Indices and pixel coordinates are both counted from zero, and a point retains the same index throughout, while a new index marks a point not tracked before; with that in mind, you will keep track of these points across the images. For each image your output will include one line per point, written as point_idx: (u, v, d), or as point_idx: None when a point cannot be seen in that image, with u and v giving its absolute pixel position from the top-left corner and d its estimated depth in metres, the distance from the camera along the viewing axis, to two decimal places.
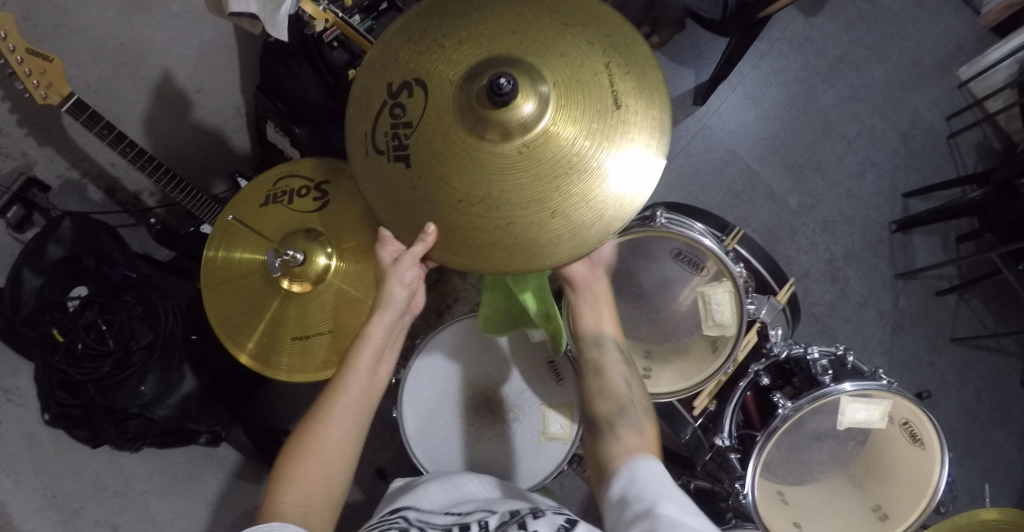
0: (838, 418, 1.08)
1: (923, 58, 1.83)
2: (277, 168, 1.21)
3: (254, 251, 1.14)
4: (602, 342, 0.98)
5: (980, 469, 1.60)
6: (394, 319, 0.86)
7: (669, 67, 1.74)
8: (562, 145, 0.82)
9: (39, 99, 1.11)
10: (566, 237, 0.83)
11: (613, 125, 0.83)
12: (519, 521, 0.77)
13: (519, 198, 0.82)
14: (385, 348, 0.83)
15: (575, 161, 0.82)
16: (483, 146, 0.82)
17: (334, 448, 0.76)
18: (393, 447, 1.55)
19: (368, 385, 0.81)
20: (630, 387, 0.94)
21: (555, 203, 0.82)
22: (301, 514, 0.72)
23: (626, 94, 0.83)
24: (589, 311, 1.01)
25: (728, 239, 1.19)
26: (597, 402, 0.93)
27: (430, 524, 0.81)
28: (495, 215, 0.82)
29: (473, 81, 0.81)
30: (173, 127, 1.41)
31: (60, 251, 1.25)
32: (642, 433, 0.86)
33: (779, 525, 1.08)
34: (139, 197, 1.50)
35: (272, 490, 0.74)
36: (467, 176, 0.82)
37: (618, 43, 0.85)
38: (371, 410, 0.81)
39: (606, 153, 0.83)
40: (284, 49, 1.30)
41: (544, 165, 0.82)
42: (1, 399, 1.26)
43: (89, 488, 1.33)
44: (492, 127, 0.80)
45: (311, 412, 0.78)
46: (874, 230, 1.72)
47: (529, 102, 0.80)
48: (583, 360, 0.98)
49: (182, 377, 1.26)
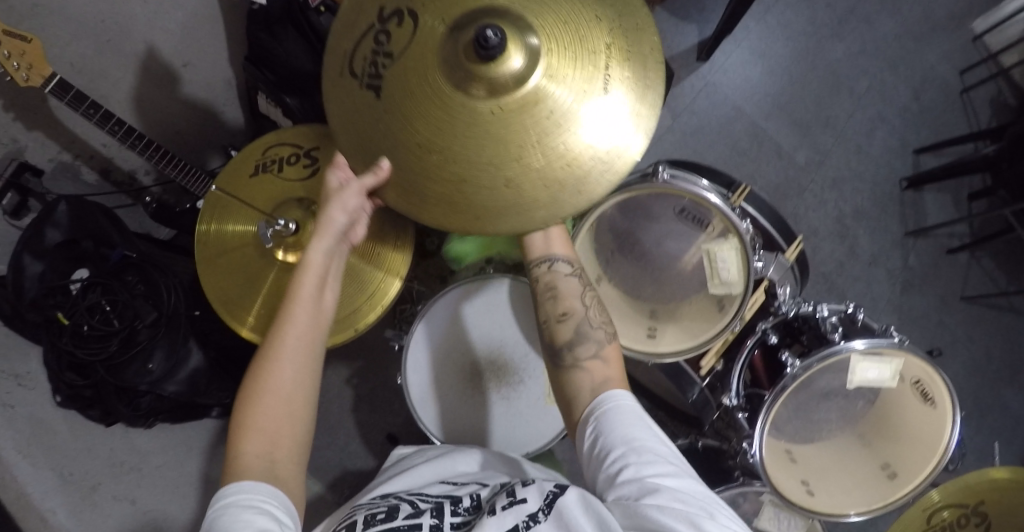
0: (848, 376, 1.06)
1: (936, 9, 1.77)
2: (267, 137, 1.18)
3: (246, 223, 1.13)
4: (554, 261, 0.94)
5: (988, 426, 1.59)
6: (332, 243, 0.85)
7: (671, 22, 1.69)
8: (537, 113, 0.79)
9: (21, 81, 1.07)
10: (515, 209, 0.81)
11: (593, 108, 0.80)
12: (507, 490, 0.79)
13: (485, 158, 0.80)
14: (326, 277, 0.83)
15: (542, 135, 0.80)
16: (456, 97, 0.79)
17: (290, 384, 0.76)
18: (401, 416, 1.55)
19: (312, 316, 0.80)
20: (585, 304, 0.92)
21: (510, 172, 0.80)
22: (267, 465, 0.73)
23: (619, 71, 0.81)
24: (540, 232, 0.95)
25: (734, 196, 1.15)
26: (555, 326, 0.90)
27: (421, 497, 0.82)
28: (461, 175, 0.80)
29: (462, 28, 0.78)
30: (163, 103, 1.38)
31: (58, 235, 1.23)
32: (604, 358, 0.87)
33: (788, 485, 1.08)
34: (135, 177, 1.47)
35: (235, 439, 0.74)
36: (439, 128, 0.80)
37: (620, 20, 0.82)
38: (320, 338, 0.81)
39: (577, 133, 0.80)
40: (269, 17, 1.25)
41: (518, 129, 0.79)
42: (11, 383, 1.24)
43: (104, 465, 1.31)
44: (473, 81, 0.77)
45: (260, 354, 0.77)
46: (884, 187, 1.68)
47: (516, 58, 0.77)
48: (537, 282, 0.93)
49: (189, 351, 1.27)
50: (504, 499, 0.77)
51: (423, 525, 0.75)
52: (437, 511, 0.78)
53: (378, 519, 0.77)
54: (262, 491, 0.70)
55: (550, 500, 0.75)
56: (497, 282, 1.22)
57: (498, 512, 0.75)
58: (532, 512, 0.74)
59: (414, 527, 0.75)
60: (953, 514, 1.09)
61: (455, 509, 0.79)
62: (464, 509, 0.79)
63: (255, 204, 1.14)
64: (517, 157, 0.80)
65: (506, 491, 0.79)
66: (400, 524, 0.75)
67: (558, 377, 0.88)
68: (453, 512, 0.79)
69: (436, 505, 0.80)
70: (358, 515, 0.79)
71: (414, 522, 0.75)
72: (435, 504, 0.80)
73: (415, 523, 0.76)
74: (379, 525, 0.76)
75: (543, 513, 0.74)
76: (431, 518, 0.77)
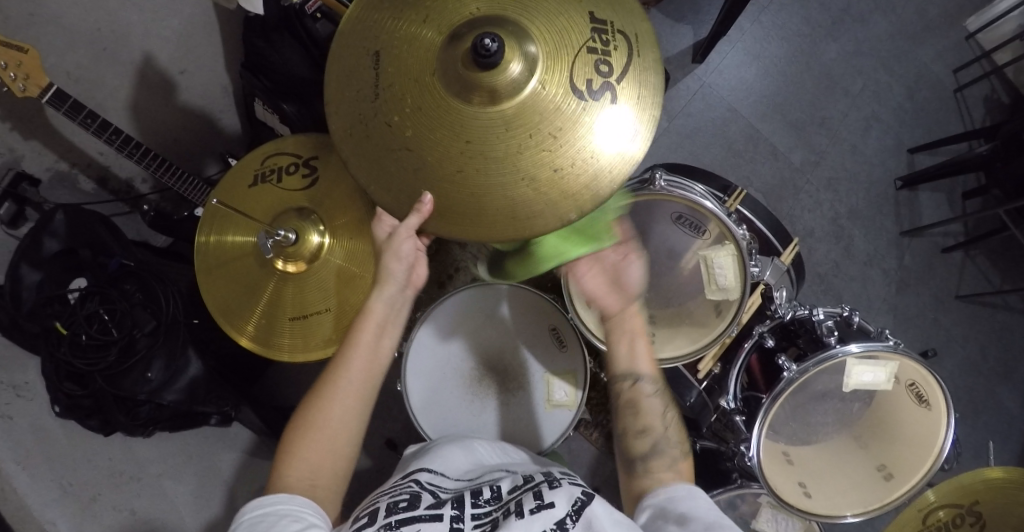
0: (843, 380, 1.07)
1: (930, 9, 1.77)
2: (264, 146, 1.18)
3: (245, 233, 1.12)
4: (637, 376, 0.90)
5: (983, 424, 1.61)
6: (394, 293, 0.84)
7: (666, 25, 1.69)
8: (468, 137, 0.79)
9: (18, 92, 1.08)
10: (393, 183, 0.81)
11: (511, 168, 0.79)
12: (534, 490, 0.74)
13: (436, 159, 0.80)
14: (385, 324, 0.83)
15: (456, 156, 0.79)
16: (426, 78, 0.79)
17: (335, 429, 0.77)
18: (401, 420, 1.56)
19: (368, 364, 0.80)
20: (665, 423, 0.90)
21: (407, 160, 0.80)
22: (308, 487, 0.74)
23: (536, 171, 0.79)
24: (625, 345, 0.91)
25: (731, 200, 1.18)
26: (631, 439, 0.88)
27: (442, 489, 0.79)
28: (412, 161, 0.80)
29: (498, 24, 0.78)
30: (159, 110, 1.38)
31: (56, 245, 1.24)
32: (679, 471, 0.84)
33: (785, 486, 1.09)
34: (132, 185, 1.46)
35: (277, 468, 0.75)
36: (411, 115, 0.80)
37: (562, 175, 0.79)
38: (374, 384, 0.81)
39: (488, 173, 0.79)
40: (264, 23, 1.24)
41: (401, 121, 0.80)
42: (10, 395, 1.24)
43: (103, 474, 1.33)
44: (451, 76, 0.78)
45: (314, 392, 0.79)
46: (879, 187, 1.69)
47: (514, 74, 0.77)
48: (618, 398, 0.90)
49: (187, 361, 1.26)
50: (530, 501, 0.72)
51: (443, 516, 0.72)
52: (457, 503, 0.75)
53: (401, 507, 0.73)
54: (298, 503, 0.72)
55: (578, 507, 0.71)
56: (496, 287, 1.22)
57: (524, 515, 0.69)
58: (560, 518, 0.69)
59: (435, 517, 0.72)
60: (948, 513, 1.11)
61: (478, 501, 0.76)
62: (486, 500, 0.76)
63: (254, 216, 1.13)
64: (436, 161, 0.79)
65: (532, 493, 0.74)
66: (422, 514, 0.72)
67: (628, 487, 0.85)
68: (476, 504, 0.75)
69: (457, 495, 0.77)
70: (381, 502, 0.75)
71: (436, 512, 0.72)
72: (456, 496, 0.77)
73: (436, 513, 0.72)
74: (401, 513, 0.72)
75: (571, 519, 0.70)
76: (452, 509, 0.74)
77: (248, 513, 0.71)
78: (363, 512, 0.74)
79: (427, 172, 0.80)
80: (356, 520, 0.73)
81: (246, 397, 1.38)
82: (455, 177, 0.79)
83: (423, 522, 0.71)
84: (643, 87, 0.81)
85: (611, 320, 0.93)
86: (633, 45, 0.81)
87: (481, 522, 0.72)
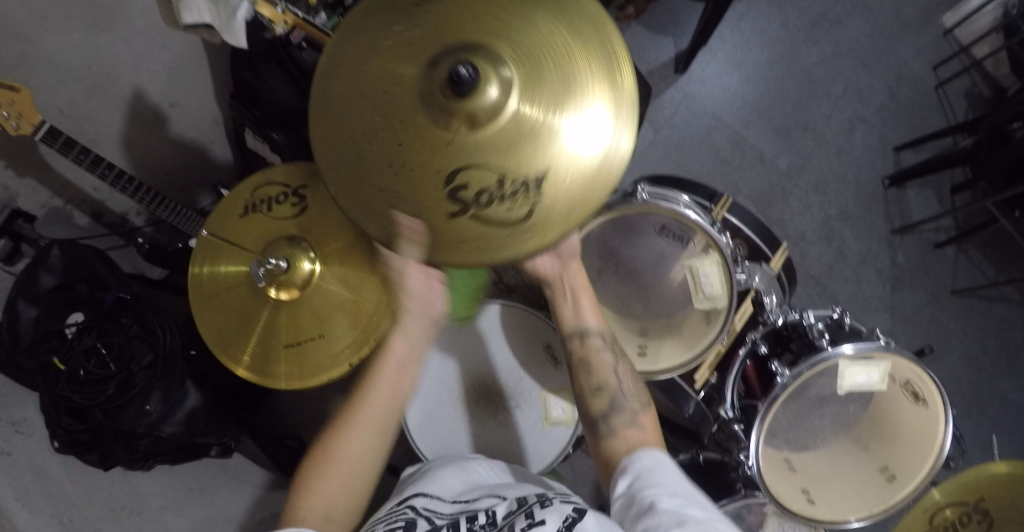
0: (838, 382, 1.06)
1: (906, 8, 1.80)
2: (253, 177, 1.19)
3: (238, 263, 1.13)
4: (588, 335, 0.94)
5: (987, 419, 1.60)
6: (411, 331, 0.89)
7: (646, 37, 1.71)
8: (411, 165, 0.75)
9: (11, 131, 1.10)
10: (328, 182, 0.77)
11: (441, 206, 0.75)
12: (525, 511, 0.74)
13: (375, 175, 0.76)
14: (405, 362, 0.87)
15: (392, 179, 0.75)
16: (394, 94, 0.75)
17: (354, 460, 0.81)
18: (402, 442, 1.56)
19: (388, 399, 0.85)
20: (620, 378, 0.92)
21: (348, 166, 0.76)
22: (321, 518, 0.76)
23: (470, 217, 0.75)
24: (569, 303, 0.95)
25: (717, 208, 1.19)
26: (590, 397, 0.91)
27: (437, 514, 0.79)
28: (354, 167, 0.76)
29: (481, 53, 0.74)
30: (150, 143, 1.40)
31: (52, 280, 1.24)
32: (641, 424, 0.86)
33: (787, 494, 1.08)
34: (127, 218, 1.49)
35: (296, 499, 0.78)
36: (365, 124, 0.76)
37: (398, 210, 0.75)
38: (394, 418, 0.85)
39: (419, 205, 0.75)
40: (250, 55, 1.27)
41: (354, 127, 0.76)
42: (9, 431, 1.25)
43: (106, 509, 1.32)
44: (421, 102, 0.74)
45: (333, 425, 0.83)
46: (868, 186, 1.70)
47: (481, 104, 0.73)
48: (570, 356, 0.94)
49: (186, 391, 1.27)
50: (522, 521, 0.72)
51: None
52: (454, 529, 0.76)
53: None
54: None
55: (569, 523, 0.71)
56: (488, 307, 1.23)
57: None
58: None
59: None
60: (955, 512, 1.11)
61: (472, 527, 0.76)
62: (482, 526, 0.76)
63: (246, 246, 1.14)
64: (373, 176, 0.76)
65: (524, 513, 0.74)
66: None
67: (593, 443, 0.88)
68: (472, 530, 0.75)
69: (453, 522, 0.78)
70: None
71: None
72: (451, 522, 0.77)
73: None
74: None
75: None
76: None
77: None
78: None
79: (361, 186, 0.76)
80: None
81: (246, 427, 1.39)
82: (388, 199, 0.75)
83: None
84: (593, 176, 0.76)
85: (553, 288, 0.96)
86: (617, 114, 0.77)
87: None
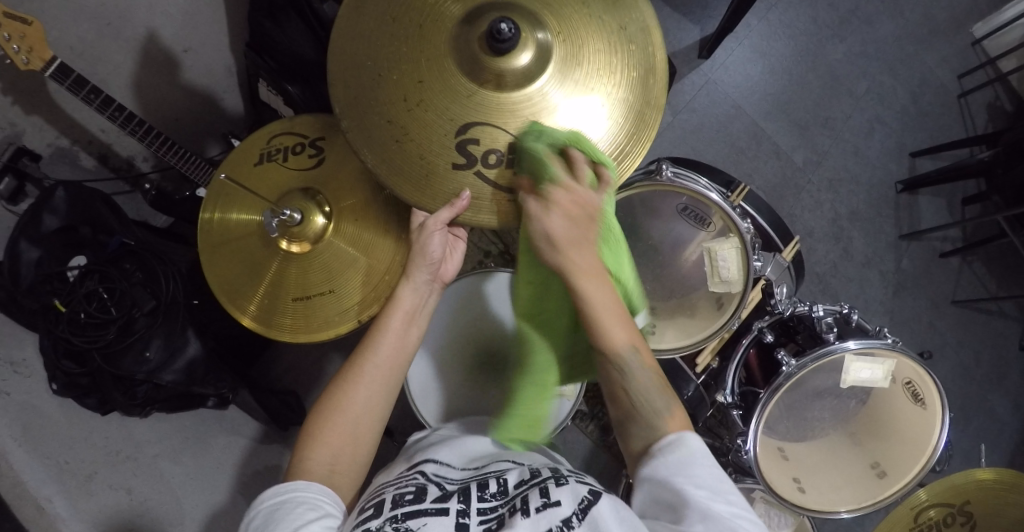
0: (841, 376, 1.09)
1: (937, 14, 1.77)
2: (272, 125, 1.17)
3: (252, 212, 1.12)
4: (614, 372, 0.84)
5: (974, 428, 1.63)
6: (421, 282, 0.90)
7: (674, 20, 1.68)
8: (451, 118, 0.86)
9: (21, 65, 1.08)
10: (371, 134, 0.86)
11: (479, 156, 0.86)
12: (540, 486, 0.74)
13: (417, 126, 0.86)
14: (413, 314, 0.87)
15: (434, 130, 0.86)
16: (434, 51, 0.85)
17: (359, 409, 0.81)
18: (399, 408, 1.56)
19: (398, 350, 0.85)
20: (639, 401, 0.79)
21: (390, 118, 0.86)
22: (328, 472, 0.78)
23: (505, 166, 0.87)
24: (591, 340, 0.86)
25: (734, 194, 1.18)
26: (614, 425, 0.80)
27: (448, 481, 0.80)
28: (396, 118, 0.86)
29: (514, 13, 0.85)
30: (163, 89, 1.37)
31: (56, 221, 1.23)
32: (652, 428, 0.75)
33: (779, 480, 1.10)
34: (133, 163, 1.44)
35: (300, 450, 0.79)
36: (406, 78, 0.85)
37: (406, 141, 0.86)
38: (401, 370, 0.85)
39: (459, 155, 0.86)
40: (272, 4, 1.25)
41: (397, 81, 0.85)
42: (7, 371, 1.24)
43: (100, 454, 1.31)
44: (461, 58, 0.85)
45: (342, 374, 0.83)
46: (880, 190, 1.70)
47: (513, 65, 0.84)
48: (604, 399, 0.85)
49: (186, 340, 1.25)
50: (537, 498, 0.72)
51: (450, 510, 0.73)
52: (464, 496, 0.75)
53: (407, 500, 0.74)
54: (315, 491, 0.75)
55: (586, 506, 0.71)
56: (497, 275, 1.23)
57: (531, 515, 0.70)
58: (566, 517, 0.70)
59: (442, 511, 0.73)
60: (939, 512, 1.12)
61: (484, 495, 0.76)
62: (493, 494, 0.76)
63: (259, 194, 1.13)
64: (415, 127, 0.86)
65: (540, 489, 0.74)
66: (429, 508, 0.73)
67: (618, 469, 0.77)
68: (482, 497, 0.75)
69: (463, 488, 0.78)
70: (387, 494, 0.76)
71: (443, 506, 0.73)
72: (462, 488, 0.77)
73: (443, 507, 0.73)
74: (407, 506, 0.73)
75: (578, 518, 0.70)
76: (459, 503, 0.74)
77: (264, 500, 0.74)
78: (369, 504, 0.76)
79: (403, 137, 0.86)
80: (363, 511, 0.75)
81: (244, 380, 1.36)
82: (428, 149, 0.86)
83: (430, 515, 0.72)
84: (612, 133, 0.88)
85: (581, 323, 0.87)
86: (636, 76, 0.88)
87: (488, 518, 0.72)
